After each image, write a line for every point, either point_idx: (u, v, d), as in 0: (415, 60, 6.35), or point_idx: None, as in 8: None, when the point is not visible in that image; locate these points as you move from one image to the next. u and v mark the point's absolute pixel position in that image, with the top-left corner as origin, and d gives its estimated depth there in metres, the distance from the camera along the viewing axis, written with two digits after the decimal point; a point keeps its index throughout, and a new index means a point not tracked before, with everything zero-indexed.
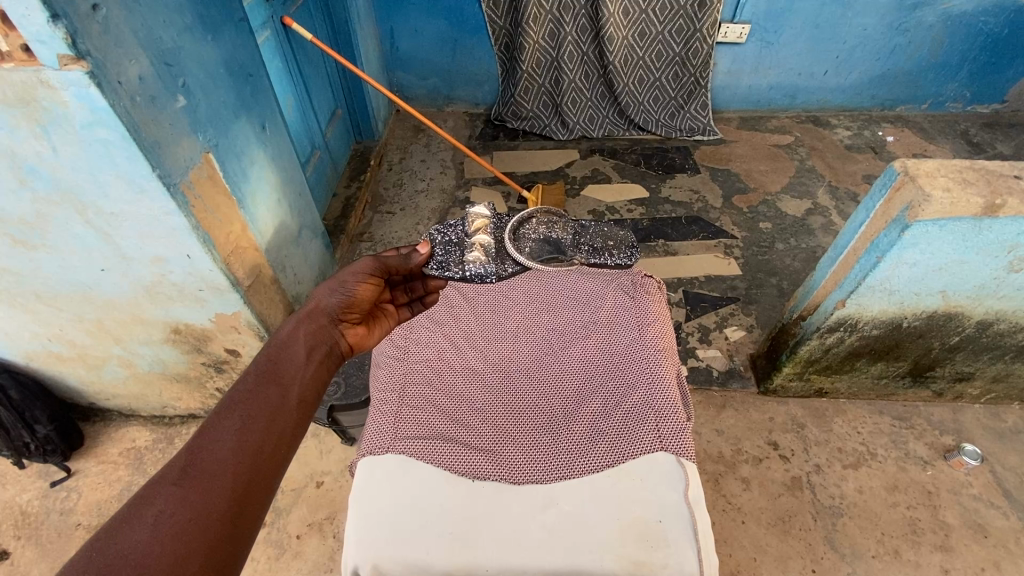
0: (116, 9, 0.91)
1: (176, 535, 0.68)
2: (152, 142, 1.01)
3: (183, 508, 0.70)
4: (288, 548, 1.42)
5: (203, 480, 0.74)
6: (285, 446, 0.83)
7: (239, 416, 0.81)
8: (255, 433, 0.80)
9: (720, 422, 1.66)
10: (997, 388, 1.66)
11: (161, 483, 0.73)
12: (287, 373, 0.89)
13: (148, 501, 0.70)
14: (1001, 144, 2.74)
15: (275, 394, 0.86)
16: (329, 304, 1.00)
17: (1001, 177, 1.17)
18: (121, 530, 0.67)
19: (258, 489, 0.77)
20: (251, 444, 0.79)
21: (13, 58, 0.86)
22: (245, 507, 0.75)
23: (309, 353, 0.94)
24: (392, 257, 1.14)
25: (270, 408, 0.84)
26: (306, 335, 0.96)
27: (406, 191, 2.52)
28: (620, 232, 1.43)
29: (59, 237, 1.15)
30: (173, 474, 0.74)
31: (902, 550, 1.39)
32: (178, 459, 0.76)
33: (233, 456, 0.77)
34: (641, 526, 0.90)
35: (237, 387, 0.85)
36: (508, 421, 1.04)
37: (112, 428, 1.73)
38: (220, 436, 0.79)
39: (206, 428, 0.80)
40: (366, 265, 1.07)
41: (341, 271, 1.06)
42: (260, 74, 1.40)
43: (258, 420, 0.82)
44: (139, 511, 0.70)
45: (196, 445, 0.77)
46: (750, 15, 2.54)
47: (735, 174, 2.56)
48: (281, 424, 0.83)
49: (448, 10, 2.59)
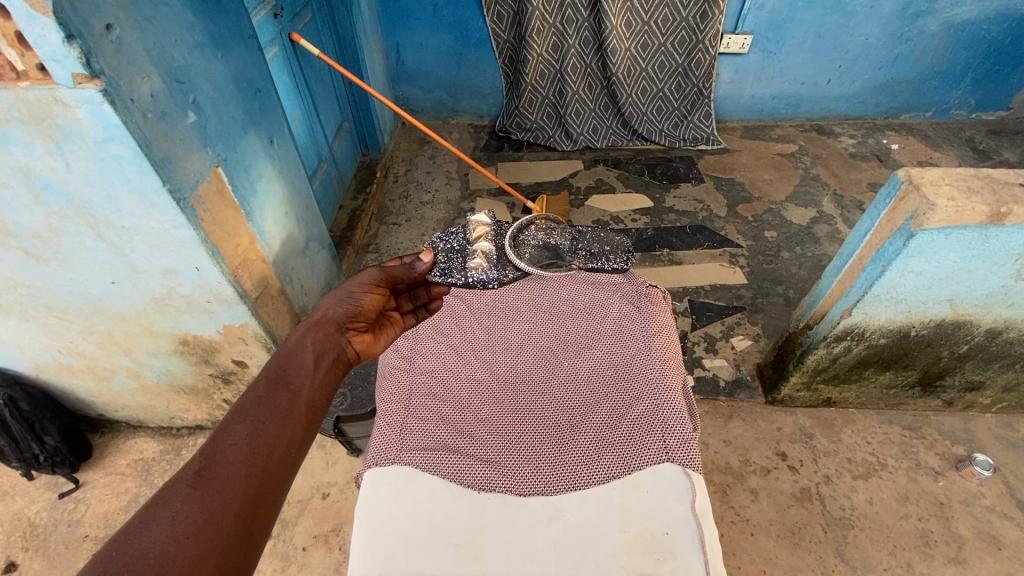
0: (129, 28, 0.93)
1: (191, 536, 0.69)
2: (163, 158, 1.02)
3: (198, 509, 0.71)
4: (294, 560, 1.42)
5: (216, 482, 0.74)
6: (295, 449, 0.83)
7: (250, 420, 0.82)
8: (266, 437, 0.81)
9: (727, 432, 1.65)
10: (1009, 397, 1.64)
11: (176, 485, 0.73)
12: (296, 378, 0.90)
13: (165, 503, 0.71)
14: (1008, 151, 2.72)
15: (284, 399, 0.86)
16: (336, 313, 1.01)
17: (1007, 184, 1.17)
18: (139, 531, 0.68)
19: (269, 491, 0.77)
20: (263, 448, 0.80)
21: (28, 77, 0.89)
22: (258, 509, 0.75)
23: (316, 361, 0.94)
24: (397, 267, 1.13)
25: (281, 412, 0.84)
26: (313, 342, 0.96)
27: (412, 202, 2.54)
28: (617, 237, 1.43)
29: (71, 251, 1.17)
30: (188, 476, 0.74)
31: (915, 563, 1.37)
32: (192, 462, 0.76)
33: (245, 459, 0.78)
34: (649, 538, 0.89)
35: (248, 393, 0.86)
36: (512, 432, 1.04)
37: (121, 440, 1.75)
38: (233, 440, 0.79)
39: (218, 433, 0.80)
40: (372, 275, 1.07)
41: (346, 280, 1.06)
42: (268, 89, 1.42)
43: (268, 424, 0.82)
44: (156, 512, 0.70)
45: (210, 449, 0.78)
46: (752, 26, 2.56)
47: (739, 182, 2.57)
48: (292, 428, 0.84)
49: (452, 24, 2.63)
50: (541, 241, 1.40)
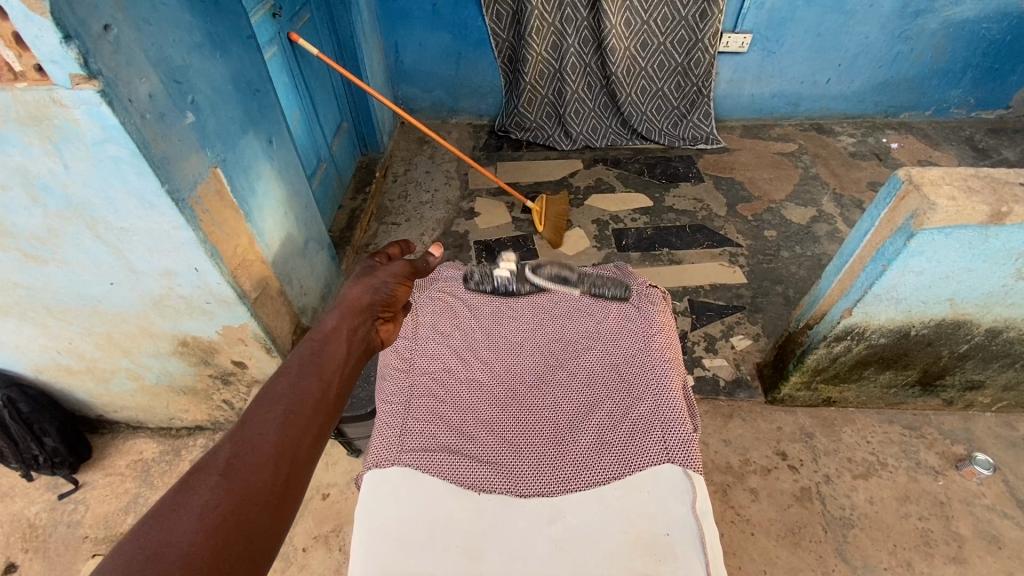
0: (127, 29, 0.93)
1: (220, 526, 0.63)
2: (162, 158, 1.02)
3: (227, 498, 0.65)
4: (294, 561, 1.41)
5: (247, 470, 0.68)
6: (323, 439, 0.78)
7: (281, 407, 0.76)
8: (297, 424, 0.75)
9: (726, 431, 1.65)
10: (1009, 396, 1.65)
11: (203, 471, 0.67)
12: (328, 364, 0.85)
13: (192, 490, 0.65)
14: (1007, 150, 2.72)
15: (316, 386, 0.81)
16: (370, 300, 1.01)
17: (1007, 184, 1.16)
18: (165, 519, 0.62)
19: (298, 484, 0.71)
20: (294, 436, 0.74)
21: (26, 78, 0.88)
22: (286, 502, 0.69)
23: (349, 348, 0.91)
24: (417, 261, 1.18)
25: (313, 400, 0.79)
26: (349, 328, 0.94)
27: (411, 201, 2.54)
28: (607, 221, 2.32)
29: (69, 252, 1.17)
30: (217, 463, 0.68)
31: (915, 562, 1.37)
32: (220, 448, 0.70)
33: (275, 446, 0.72)
34: (649, 539, 0.89)
35: (278, 378, 0.81)
36: (512, 433, 1.04)
37: (120, 440, 1.74)
38: (263, 426, 0.73)
39: (248, 417, 0.75)
40: (400, 269, 1.11)
41: (375, 271, 1.08)
42: (267, 90, 1.42)
43: (299, 413, 0.77)
44: (184, 498, 0.64)
45: (240, 435, 0.72)
46: (751, 25, 2.55)
47: (738, 182, 2.56)
48: (322, 417, 0.79)
49: (451, 24, 2.62)
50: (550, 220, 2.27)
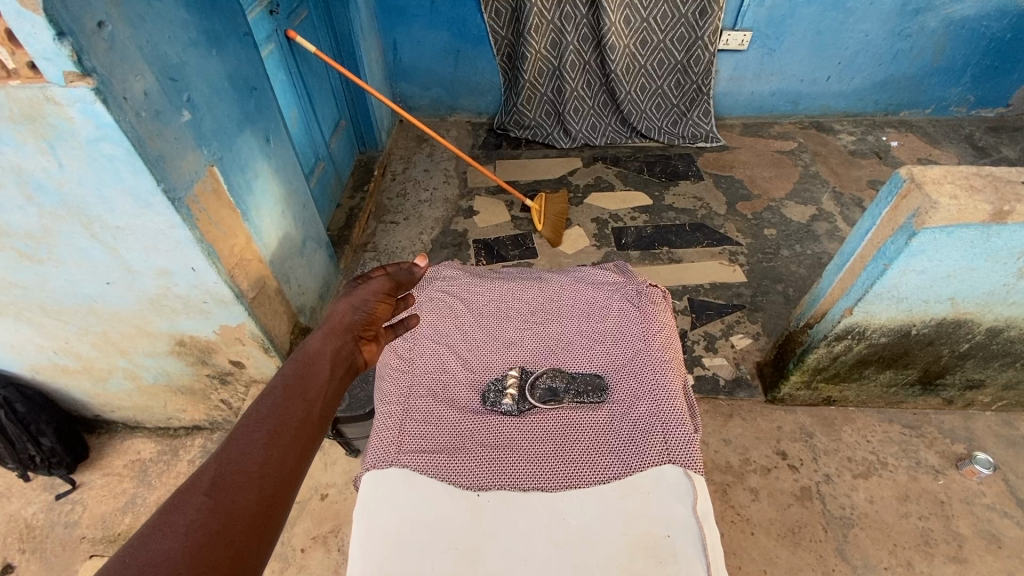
0: (122, 25, 0.92)
1: (205, 544, 0.63)
2: (157, 157, 1.01)
3: (213, 517, 0.65)
4: (293, 562, 1.41)
5: (233, 491, 0.69)
6: (306, 461, 0.79)
7: (267, 428, 0.78)
8: (281, 445, 0.77)
9: (727, 431, 1.65)
10: (1009, 395, 1.64)
11: (189, 491, 0.68)
12: (313, 388, 0.87)
13: (179, 509, 0.65)
14: (1008, 148, 2.72)
15: (300, 409, 0.83)
16: (352, 320, 1.03)
17: (1009, 183, 1.16)
18: (151, 538, 0.62)
19: (281, 504, 0.72)
20: (278, 457, 0.75)
21: (19, 75, 0.87)
22: (270, 521, 0.70)
23: (332, 369, 0.93)
24: (399, 274, 1.17)
25: (297, 422, 0.81)
26: (332, 349, 0.96)
27: (409, 199, 2.52)
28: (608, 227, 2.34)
29: (65, 251, 1.15)
30: (202, 484, 0.69)
31: (915, 561, 1.37)
32: (206, 469, 0.71)
33: (260, 467, 0.73)
34: (651, 541, 0.88)
35: (262, 401, 0.82)
36: (512, 433, 1.03)
37: (118, 440, 1.73)
38: (248, 448, 0.75)
39: (233, 439, 0.76)
40: (382, 285, 1.12)
41: (357, 289, 1.09)
42: (264, 87, 1.41)
43: (284, 434, 0.78)
44: (169, 518, 0.64)
45: (225, 456, 0.73)
46: (752, 22, 2.54)
47: (738, 181, 2.56)
48: (306, 440, 0.80)
49: (450, 21, 2.61)
50: (548, 222, 2.28)
